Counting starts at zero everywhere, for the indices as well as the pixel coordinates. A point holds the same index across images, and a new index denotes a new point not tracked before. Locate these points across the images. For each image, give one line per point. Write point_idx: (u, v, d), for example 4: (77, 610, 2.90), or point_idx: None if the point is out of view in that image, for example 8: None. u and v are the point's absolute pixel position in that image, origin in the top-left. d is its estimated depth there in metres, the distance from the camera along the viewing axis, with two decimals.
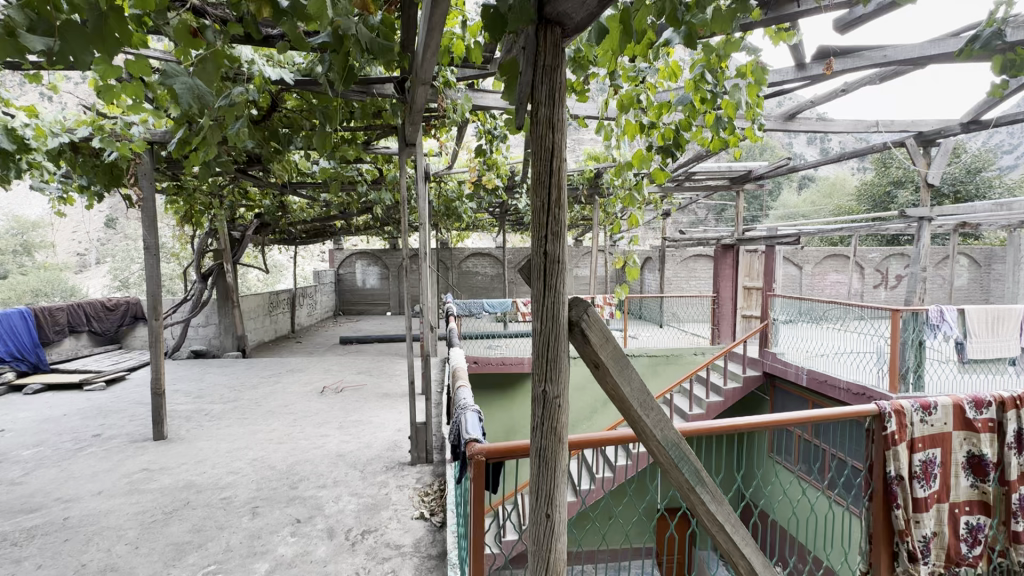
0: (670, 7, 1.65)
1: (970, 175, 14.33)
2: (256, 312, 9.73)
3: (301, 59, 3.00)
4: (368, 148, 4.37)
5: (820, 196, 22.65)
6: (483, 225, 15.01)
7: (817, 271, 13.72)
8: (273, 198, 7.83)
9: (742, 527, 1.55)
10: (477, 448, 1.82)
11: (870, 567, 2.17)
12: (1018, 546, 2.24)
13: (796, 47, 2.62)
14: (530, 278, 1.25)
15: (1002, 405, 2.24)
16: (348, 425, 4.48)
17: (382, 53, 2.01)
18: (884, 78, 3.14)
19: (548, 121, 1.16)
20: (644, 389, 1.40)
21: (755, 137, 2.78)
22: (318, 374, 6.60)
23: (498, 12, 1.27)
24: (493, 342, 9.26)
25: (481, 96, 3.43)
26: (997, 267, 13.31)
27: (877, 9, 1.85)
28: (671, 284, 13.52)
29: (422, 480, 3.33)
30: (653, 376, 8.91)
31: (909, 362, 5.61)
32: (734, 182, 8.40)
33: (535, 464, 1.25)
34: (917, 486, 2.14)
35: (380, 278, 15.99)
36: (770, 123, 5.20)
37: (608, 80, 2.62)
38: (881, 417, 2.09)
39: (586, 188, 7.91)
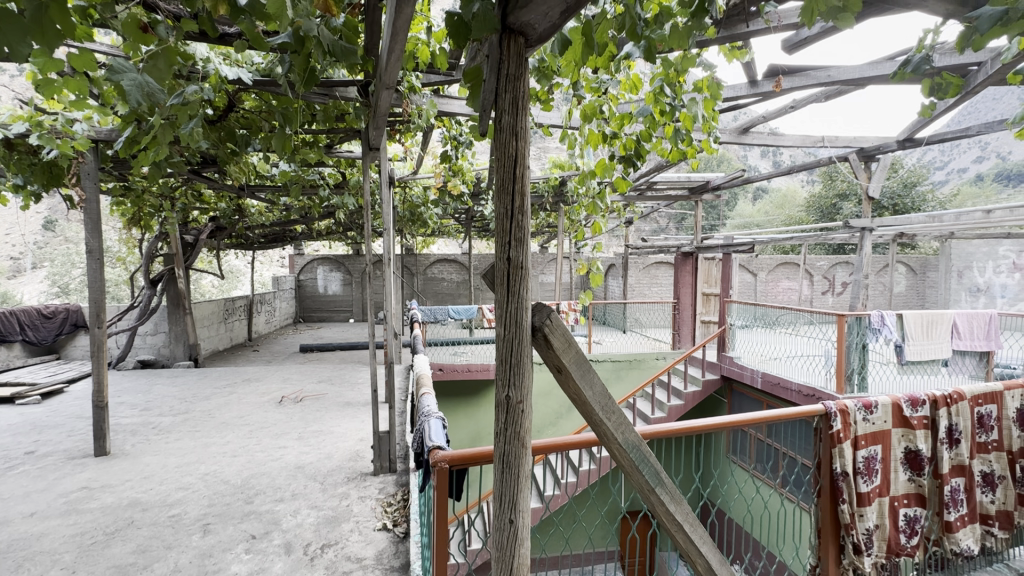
0: (630, 23, 1.71)
1: (907, 190, 15.32)
2: (210, 320, 9.31)
3: (260, 59, 2.89)
4: (331, 152, 4.25)
5: (773, 206, 23.74)
6: (449, 232, 14.93)
7: (771, 278, 14.34)
8: (230, 201, 7.54)
9: (700, 526, 1.60)
10: (440, 456, 1.81)
11: (819, 561, 2.28)
12: (949, 535, 2.39)
13: (748, 65, 2.77)
14: (494, 284, 1.27)
15: (935, 404, 2.40)
16: (308, 436, 4.34)
17: (345, 56, 1.98)
18: (829, 96, 3.35)
19: (512, 128, 1.18)
20: (605, 393, 1.43)
21: (711, 149, 2.89)
22: (276, 384, 6.37)
23: (462, 20, 1.27)
24: (458, 349, 9.21)
25: (446, 101, 3.42)
26: (931, 275, 14.25)
27: (821, 32, 2.00)
28: (634, 290, 13.82)
29: (385, 490, 3.27)
30: (616, 380, 9.07)
31: (853, 364, 5.94)
32: (693, 193, 8.70)
33: (498, 471, 1.25)
34: (860, 481, 2.26)
35: (343, 284, 15.65)
36: (726, 136, 5.39)
37: (571, 90, 2.69)
38: (827, 417, 2.21)
39: (551, 196, 8.00)
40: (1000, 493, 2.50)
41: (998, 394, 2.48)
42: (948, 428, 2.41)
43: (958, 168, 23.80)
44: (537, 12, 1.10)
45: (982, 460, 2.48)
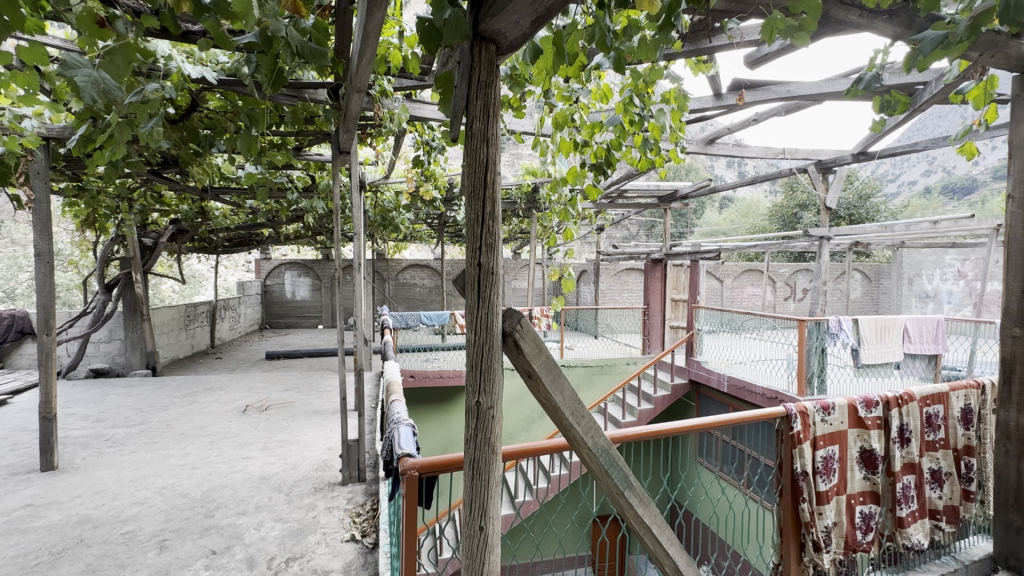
0: (600, 34, 1.74)
1: (862, 200, 16.10)
2: (169, 326, 8.94)
3: (226, 58, 2.82)
4: (300, 155, 4.15)
5: (738, 215, 24.52)
6: (421, 237, 14.81)
7: (736, 284, 14.77)
8: (193, 203, 7.28)
9: (668, 528, 1.62)
10: (409, 463, 1.77)
11: (781, 560, 2.36)
12: (901, 530, 2.51)
13: (714, 78, 2.86)
14: (464, 289, 1.27)
15: (887, 405, 2.51)
16: (274, 446, 4.21)
17: (313, 58, 1.97)
18: (789, 110, 3.49)
19: (482, 134, 1.19)
20: (575, 397, 1.44)
21: (678, 158, 2.96)
22: (240, 392, 6.16)
23: (433, 26, 1.27)
24: (430, 355, 9.12)
25: (419, 106, 3.41)
26: (884, 281, 14.96)
27: (780, 49, 2.09)
28: (605, 296, 14.00)
29: (354, 500, 3.20)
30: (588, 386, 9.15)
31: (813, 367, 6.17)
32: (662, 201, 8.90)
33: (468, 477, 1.25)
34: (819, 480, 2.35)
35: (312, 290, 15.32)
36: (693, 147, 5.53)
37: (543, 98, 2.72)
38: (789, 418, 2.29)
39: (524, 202, 8.04)
40: (946, 489, 2.64)
41: (945, 394, 2.62)
42: (900, 427, 2.53)
43: (908, 181, 25.15)
44: (508, 21, 1.12)
45: (931, 457, 2.61)
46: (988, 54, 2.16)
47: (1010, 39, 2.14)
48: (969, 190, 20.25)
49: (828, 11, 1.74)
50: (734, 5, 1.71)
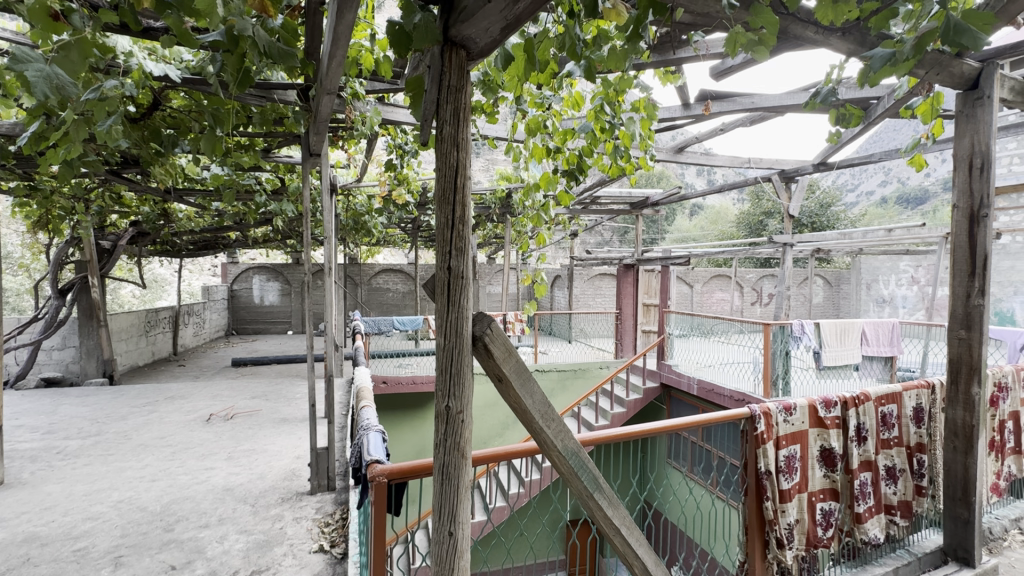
0: (570, 43, 1.76)
1: (823, 209, 16.77)
2: (128, 333, 8.57)
3: (190, 57, 2.74)
4: (268, 156, 4.05)
5: (707, 221, 25.17)
6: (394, 241, 14.64)
7: (705, 289, 15.13)
8: (155, 204, 7.02)
9: (636, 529, 1.64)
10: (378, 470, 1.74)
11: (747, 558, 2.42)
12: (859, 526, 2.61)
13: (682, 88, 2.94)
14: (434, 293, 1.27)
15: (845, 405, 2.61)
16: (239, 455, 4.08)
17: (282, 58, 1.94)
18: (753, 121, 3.62)
19: (452, 139, 1.20)
20: (545, 401, 1.45)
21: (648, 166, 3.01)
22: (204, 400, 5.95)
23: (403, 30, 1.27)
24: (403, 361, 9.02)
25: (391, 109, 3.39)
26: (844, 287, 15.57)
27: (743, 63, 2.18)
28: (579, 301, 14.13)
29: (322, 510, 3.13)
30: (561, 390, 9.20)
31: (778, 370, 6.36)
32: (634, 208, 9.05)
33: (438, 483, 1.24)
34: (782, 479, 2.42)
35: (281, 294, 14.93)
36: (663, 155, 5.65)
37: (516, 105, 2.74)
38: (753, 419, 2.36)
39: (498, 207, 8.05)
40: (901, 485, 2.75)
41: (898, 394, 2.75)
42: (857, 426, 2.64)
43: (865, 191, 26.30)
44: (478, 27, 1.13)
45: (886, 455, 2.73)
46: (934, 71, 2.31)
47: (954, 58, 2.32)
48: (921, 200, 21.34)
49: (787, 28, 1.82)
50: (700, 19, 1.77)
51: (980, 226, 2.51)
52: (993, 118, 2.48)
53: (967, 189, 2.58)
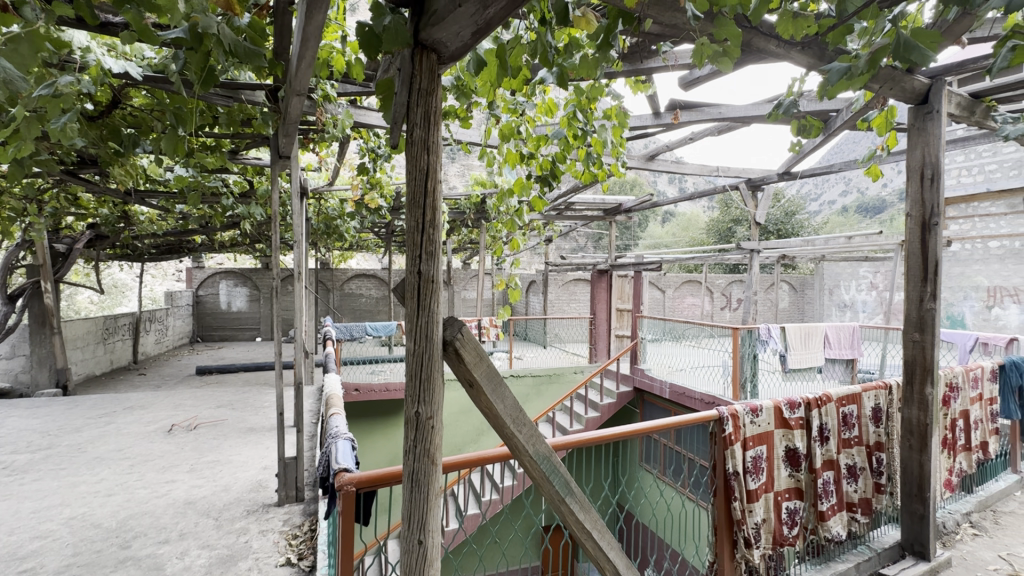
0: (542, 50, 1.77)
1: (788, 217, 17.35)
2: (83, 341, 8.18)
3: (152, 54, 2.65)
4: (235, 158, 3.94)
5: (678, 228, 25.71)
6: (367, 246, 14.43)
7: (677, 295, 15.43)
8: (114, 207, 6.73)
9: (608, 533, 1.65)
10: (346, 478, 1.69)
11: (716, 557, 2.46)
12: (823, 523, 2.69)
13: (652, 98, 3.01)
14: (404, 297, 1.26)
15: (809, 406, 2.70)
16: (202, 467, 3.93)
17: (249, 58, 1.87)
18: (721, 130, 3.72)
19: (423, 142, 1.20)
20: (516, 405, 1.45)
21: (620, 172, 3.05)
22: (166, 410, 5.72)
23: (373, 31, 1.26)
24: (375, 368, 8.87)
25: (363, 113, 3.36)
26: (809, 292, 16.10)
27: (710, 74, 2.24)
28: (553, 306, 14.20)
29: (290, 522, 3.03)
30: (536, 396, 9.21)
31: (746, 373, 6.53)
32: (608, 214, 9.17)
33: (407, 490, 1.22)
34: (749, 479, 2.48)
35: (249, 300, 14.50)
36: (634, 162, 5.74)
37: (489, 110, 2.75)
38: (721, 421, 2.42)
39: (473, 212, 8.03)
40: (861, 482, 2.85)
41: (858, 395, 2.85)
42: (820, 426, 2.72)
43: (827, 200, 27.35)
44: (449, 31, 1.13)
45: (847, 454, 2.82)
46: (887, 86, 2.44)
47: (905, 74, 2.46)
48: (879, 209, 22.35)
49: (750, 41, 1.89)
50: (668, 30, 1.82)
51: (931, 234, 2.64)
52: (942, 131, 2.61)
53: (919, 199, 2.72)
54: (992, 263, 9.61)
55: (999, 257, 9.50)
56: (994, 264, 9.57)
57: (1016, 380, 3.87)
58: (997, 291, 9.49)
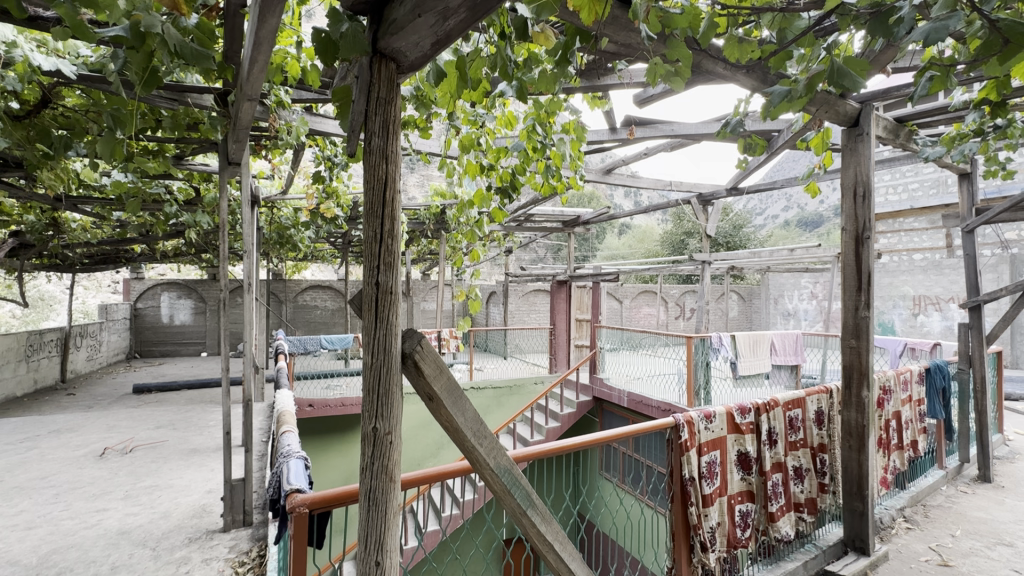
0: (502, 63, 1.79)
1: (736, 230, 18.21)
2: (2, 359, 7.48)
3: (89, 52, 2.49)
4: (181, 164, 3.75)
5: (634, 240, 26.47)
6: (323, 256, 14.01)
7: (634, 305, 15.82)
8: (42, 214, 6.23)
9: (569, 544, 1.64)
10: (298, 500, 1.61)
11: (674, 562, 2.50)
12: (772, 524, 2.79)
13: (609, 113, 3.10)
14: (362, 310, 1.23)
15: (758, 411, 2.81)
16: (139, 493, 3.65)
17: (196, 60, 1.79)
18: (673, 146, 3.88)
19: (381, 150, 1.18)
20: (477, 418, 1.43)
21: (578, 185, 3.11)
22: (97, 433, 5.30)
23: (329, 38, 1.23)
24: (331, 382, 8.58)
25: (320, 120, 3.28)
26: (756, 301, 16.90)
27: (663, 92, 2.34)
28: (513, 317, 14.22)
29: (236, 548, 2.86)
30: (497, 407, 9.16)
31: (700, 380, 6.76)
32: (567, 226, 9.30)
33: (364, 509, 1.18)
34: (704, 484, 2.55)
35: (194, 313, 13.75)
36: (592, 175, 5.86)
37: (449, 121, 2.75)
38: (677, 428, 2.48)
39: (432, 223, 7.95)
40: (806, 483, 2.99)
41: (802, 399, 3.00)
42: (769, 430, 2.84)
43: (771, 215, 28.94)
44: (408, 41, 1.12)
45: (794, 456, 2.96)
46: (822, 110, 2.63)
47: (838, 98, 2.66)
48: (817, 224, 23.93)
49: (700, 63, 1.98)
50: (624, 49, 1.89)
51: (864, 247, 2.83)
52: (871, 152, 2.82)
53: (853, 214, 2.91)
54: (917, 274, 10.42)
55: (923, 268, 10.35)
56: (918, 275, 10.38)
57: (940, 382, 4.20)
58: (922, 300, 10.31)
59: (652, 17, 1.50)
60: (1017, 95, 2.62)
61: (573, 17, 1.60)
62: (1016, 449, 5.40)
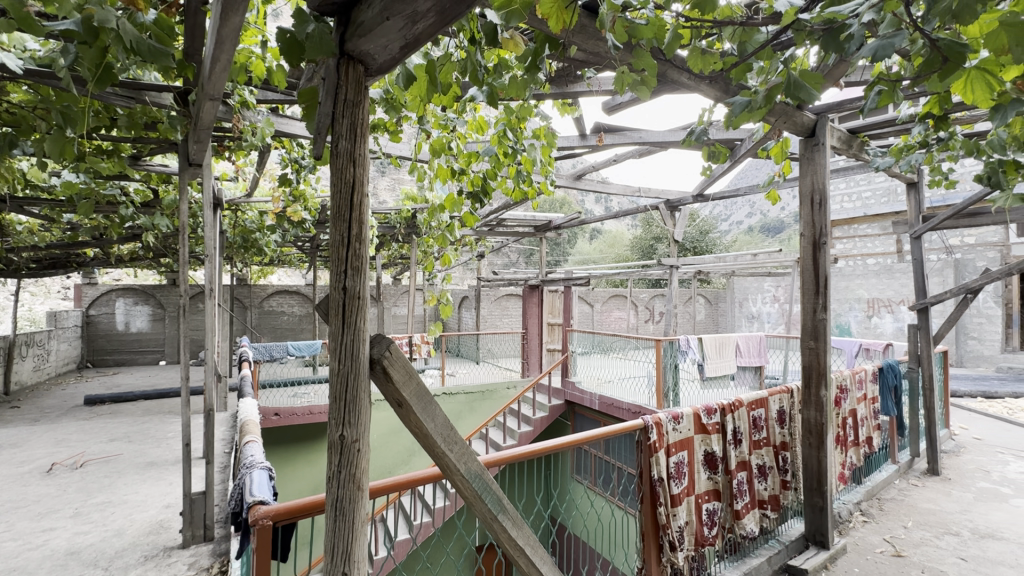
0: (473, 69, 1.79)
1: (703, 236, 18.71)
2: None
3: (37, 46, 2.36)
4: (138, 164, 3.60)
5: (605, 245, 26.88)
6: (290, 261, 13.66)
7: (605, 309, 16.03)
8: None
9: (541, 548, 1.65)
10: (261, 512, 1.56)
11: (644, 563, 2.53)
12: (738, 521, 2.87)
13: (578, 119, 3.15)
14: (328, 314, 1.21)
15: (723, 411, 2.89)
16: (90, 511, 3.46)
17: (154, 57, 1.72)
18: (642, 154, 3.97)
19: (349, 154, 1.17)
20: (447, 423, 1.42)
21: (549, 191, 3.13)
22: (44, 448, 4.99)
23: (295, 39, 1.21)
24: (298, 390, 8.35)
25: (286, 121, 3.21)
26: (721, 305, 17.38)
27: (630, 100, 2.40)
28: (486, 321, 14.18)
29: (196, 564, 2.74)
30: (469, 413, 9.10)
31: (669, 382, 6.89)
32: (538, 230, 9.35)
33: (330, 520, 1.15)
34: (672, 484, 2.59)
35: (152, 320, 13.18)
36: (563, 181, 5.92)
37: (419, 124, 2.73)
38: (646, 429, 2.53)
39: (403, 227, 7.85)
40: (769, 481, 3.09)
41: (765, 399, 3.10)
42: (734, 430, 2.92)
43: (735, 221, 29.84)
44: (377, 43, 1.11)
45: (758, 454, 3.05)
46: (782, 120, 2.74)
47: (796, 109, 2.78)
48: (778, 229, 24.85)
49: (666, 72, 2.05)
50: (592, 57, 1.93)
51: (821, 252, 2.95)
52: (826, 162, 2.96)
53: (811, 221, 3.04)
54: (870, 278, 10.93)
55: (875, 272, 10.88)
56: (871, 278, 10.89)
57: (892, 380, 4.41)
58: (875, 302, 10.82)
59: (618, 27, 1.54)
60: (957, 109, 2.79)
61: (541, 24, 1.62)
62: (960, 443, 5.72)
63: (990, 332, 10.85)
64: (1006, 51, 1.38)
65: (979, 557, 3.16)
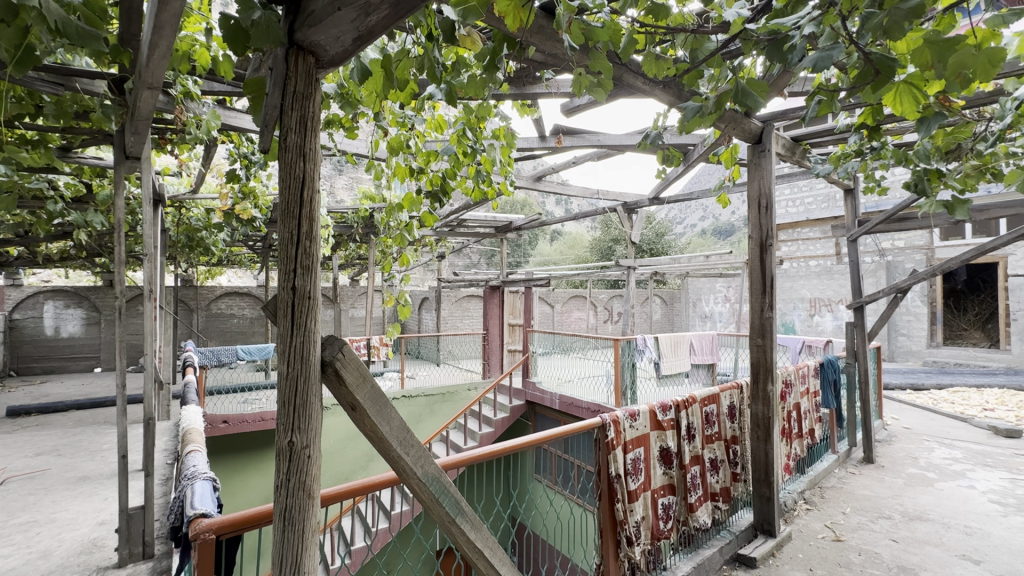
0: (430, 66, 1.76)
1: (659, 238, 19.29)
2: None
3: None
4: (67, 156, 3.34)
5: (565, 247, 27.27)
6: (240, 261, 13.07)
7: (565, 309, 16.24)
8: None
9: (499, 550, 1.63)
10: (203, 526, 1.47)
11: (602, 560, 2.57)
12: (691, 514, 2.96)
13: (538, 121, 3.17)
14: (276, 315, 1.15)
15: (677, 408, 2.97)
16: (10, 532, 3.18)
17: (85, 41, 1.58)
18: (600, 156, 4.03)
19: (298, 148, 1.12)
20: (403, 427, 1.39)
21: (509, 191, 3.12)
22: None
23: (239, 26, 1.15)
24: (248, 397, 8.00)
25: (233, 115, 3.06)
26: (677, 305, 17.97)
27: (588, 103, 2.43)
28: (446, 322, 14.06)
29: None
30: (429, 415, 8.98)
31: (627, 381, 7.03)
32: (499, 231, 9.34)
33: (278, 530, 1.10)
34: (629, 480, 2.65)
35: (85, 324, 12.28)
36: (523, 182, 5.94)
37: (376, 121, 2.66)
38: (604, 427, 2.57)
39: (361, 227, 7.65)
40: (721, 474, 3.20)
41: (716, 395, 3.22)
42: (688, 425, 3.01)
43: (690, 224, 30.94)
44: (328, 34, 1.07)
45: (710, 448, 3.16)
46: (731, 126, 2.87)
47: (744, 117, 2.90)
48: (729, 232, 26.00)
49: (622, 76, 2.09)
50: (550, 58, 1.95)
51: (767, 253, 3.09)
52: (773, 167, 3.10)
53: (758, 223, 3.17)
54: (812, 279, 11.58)
55: (817, 273, 11.55)
56: (814, 279, 11.54)
57: (832, 375, 4.67)
58: (817, 302, 11.47)
59: (575, 29, 1.54)
60: (889, 120, 2.99)
61: (499, 22, 1.61)
62: (892, 432, 6.13)
63: (917, 329, 11.73)
64: (930, 66, 1.48)
65: (908, 538, 3.40)
